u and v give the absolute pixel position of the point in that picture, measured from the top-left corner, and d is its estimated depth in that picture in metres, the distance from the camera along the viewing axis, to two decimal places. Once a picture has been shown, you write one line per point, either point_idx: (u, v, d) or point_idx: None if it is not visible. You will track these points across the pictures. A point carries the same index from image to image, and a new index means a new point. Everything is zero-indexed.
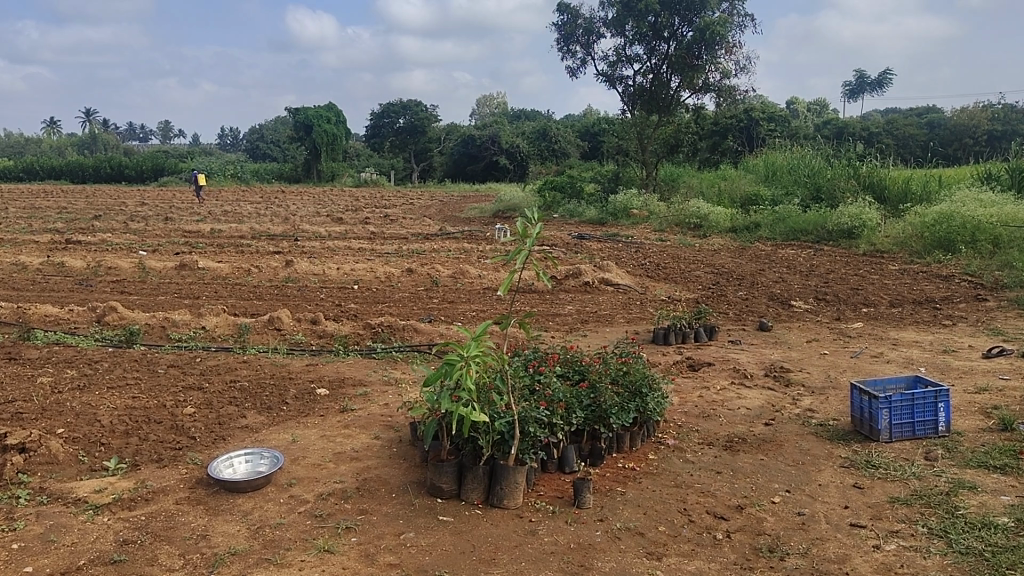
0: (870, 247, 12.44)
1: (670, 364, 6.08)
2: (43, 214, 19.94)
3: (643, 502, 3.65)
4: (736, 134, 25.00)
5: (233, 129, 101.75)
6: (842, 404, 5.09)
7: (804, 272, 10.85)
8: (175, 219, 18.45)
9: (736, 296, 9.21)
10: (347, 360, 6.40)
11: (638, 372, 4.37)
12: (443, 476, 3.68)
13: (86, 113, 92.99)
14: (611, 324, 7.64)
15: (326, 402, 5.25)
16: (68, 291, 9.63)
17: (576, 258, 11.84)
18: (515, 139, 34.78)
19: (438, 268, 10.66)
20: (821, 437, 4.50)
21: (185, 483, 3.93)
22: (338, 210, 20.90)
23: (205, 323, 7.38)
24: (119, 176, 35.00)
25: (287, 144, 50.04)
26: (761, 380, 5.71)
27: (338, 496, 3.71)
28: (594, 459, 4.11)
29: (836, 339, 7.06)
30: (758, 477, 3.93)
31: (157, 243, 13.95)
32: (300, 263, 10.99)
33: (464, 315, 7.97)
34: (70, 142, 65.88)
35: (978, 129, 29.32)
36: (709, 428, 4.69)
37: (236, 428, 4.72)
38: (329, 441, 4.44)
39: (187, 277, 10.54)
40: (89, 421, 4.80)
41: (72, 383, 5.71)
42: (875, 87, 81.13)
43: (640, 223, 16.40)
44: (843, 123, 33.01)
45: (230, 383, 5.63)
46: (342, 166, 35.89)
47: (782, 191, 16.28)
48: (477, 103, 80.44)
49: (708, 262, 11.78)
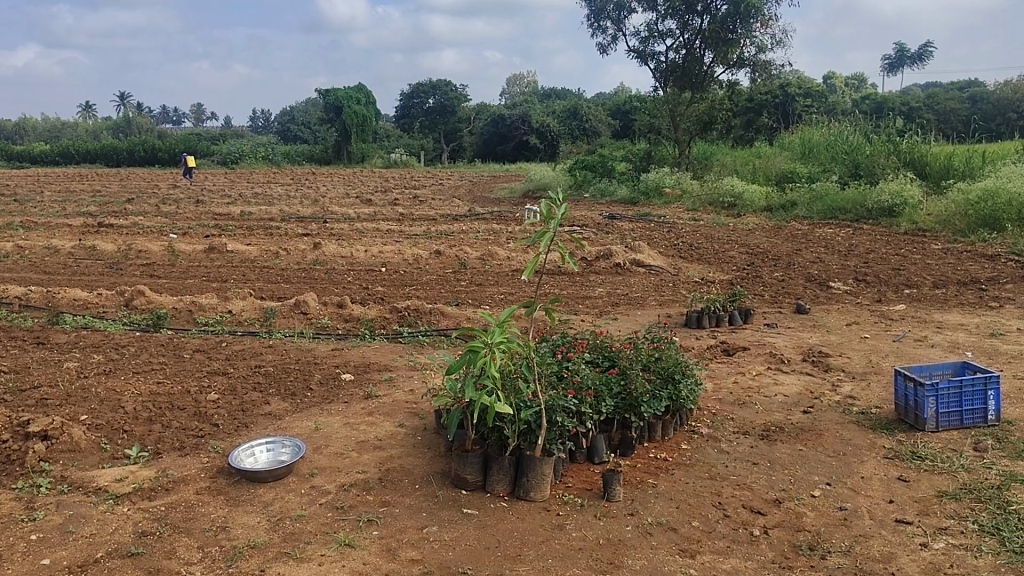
0: (911, 225, 12.11)
1: (704, 349, 5.91)
2: (77, 197, 20.15)
3: (676, 495, 3.50)
4: (772, 110, 24.53)
5: (265, 111, 102.59)
6: (886, 391, 4.89)
7: (842, 251, 10.58)
8: (206, 202, 18.51)
9: (771, 278, 8.97)
10: (373, 345, 6.31)
11: (671, 358, 4.22)
12: (468, 467, 3.55)
13: (121, 96, 93.85)
14: (642, 307, 7.48)
15: (350, 388, 5.16)
16: (97, 275, 9.65)
17: (607, 238, 11.66)
18: (546, 118, 34.43)
19: (466, 250, 10.53)
20: (863, 426, 4.31)
21: (205, 472, 3.84)
22: (367, 191, 20.81)
23: (231, 307, 7.33)
24: (153, 159, 35.31)
25: (318, 127, 50.13)
26: (798, 366, 5.52)
27: (360, 488, 3.61)
28: (624, 449, 3.96)
29: (878, 322, 6.83)
30: (797, 469, 3.75)
31: (187, 227, 13.97)
32: (328, 245, 10.92)
33: (492, 298, 7.85)
34: (106, 126, 66.66)
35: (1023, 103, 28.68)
36: (745, 416, 4.52)
37: (260, 415, 4.63)
38: (353, 429, 4.34)
39: (215, 260, 10.51)
40: (112, 407, 4.76)
41: (98, 368, 5.68)
42: (915, 62, 79.50)
43: (673, 202, 16.11)
44: (883, 98, 32.38)
45: (254, 369, 5.56)
46: (373, 147, 35.88)
47: (819, 167, 15.90)
48: (507, 82, 79.71)
49: (743, 241, 11.54)
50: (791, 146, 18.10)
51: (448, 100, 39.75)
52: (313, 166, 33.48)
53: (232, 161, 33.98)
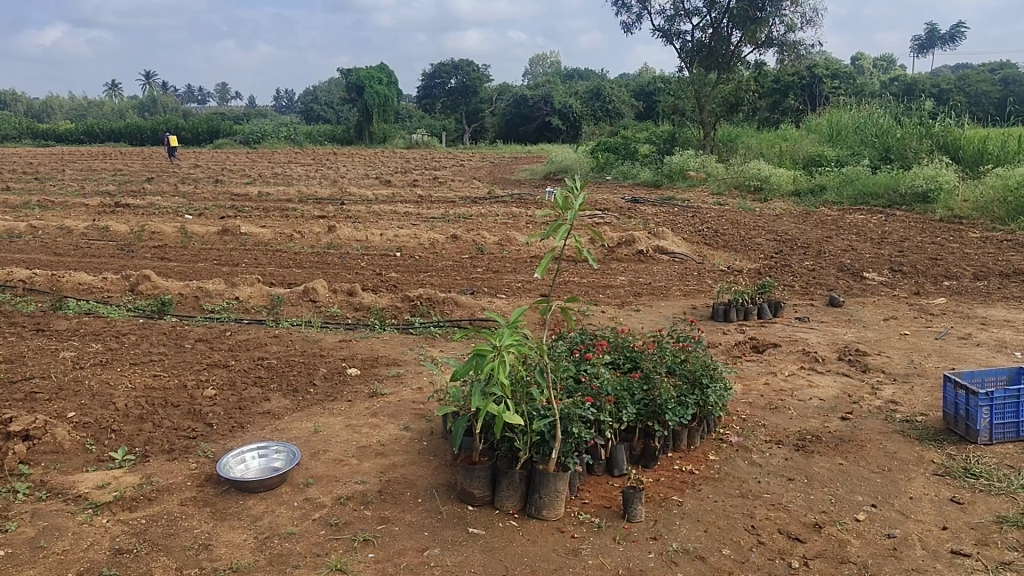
0: (946, 212, 11.61)
1: (732, 346, 5.55)
2: (97, 176, 20.05)
3: (704, 516, 3.17)
4: (798, 92, 23.91)
5: (288, 92, 103.01)
6: (931, 396, 4.52)
7: (876, 239, 10.15)
8: (224, 182, 18.29)
9: (802, 267, 8.58)
10: (383, 336, 6.03)
11: (698, 361, 3.89)
12: (475, 481, 3.24)
13: (145, 75, 94.22)
14: (667, 298, 7.12)
15: (356, 385, 4.86)
16: (107, 258, 9.42)
17: (630, 223, 11.28)
18: (569, 99, 33.88)
19: (484, 234, 10.21)
20: (909, 437, 3.96)
21: (192, 479, 3.56)
22: (387, 172, 20.52)
23: (238, 293, 7.05)
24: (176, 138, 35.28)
25: (340, 107, 49.89)
26: (834, 366, 5.16)
27: (357, 502, 3.30)
28: (646, 460, 3.64)
29: (917, 317, 6.42)
30: (838, 487, 3.40)
31: (203, 207, 13.75)
32: (343, 228, 10.62)
33: (509, 287, 7.53)
34: (131, 105, 66.81)
35: None
36: (778, 422, 4.18)
37: (257, 415, 4.34)
38: (354, 432, 4.04)
39: (228, 243, 10.26)
40: (103, 403, 4.49)
41: (95, 358, 5.42)
42: (946, 42, 77.87)
43: (698, 185, 15.68)
44: (912, 79, 31.57)
45: (256, 362, 5.27)
46: (394, 128, 35.54)
47: (847, 150, 15.39)
48: (531, 62, 79.64)
49: (771, 228, 11.12)
50: (818, 128, 17.56)
51: (470, 81, 39.78)
52: (334, 146, 33.22)
53: (254, 140, 33.77)
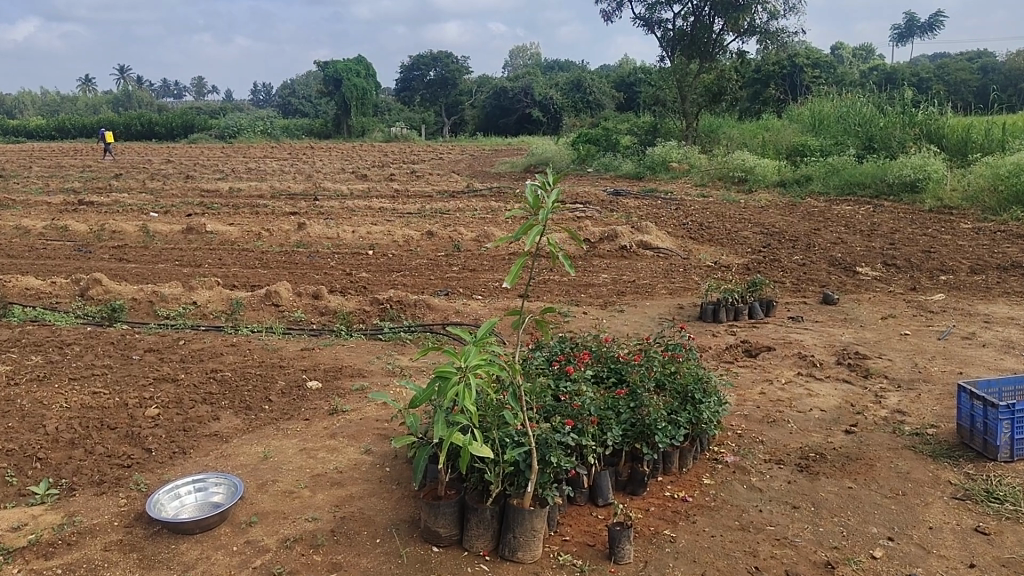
0: (936, 202, 11.32)
1: (723, 350, 5.18)
2: (65, 172, 19.42)
3: (700, 554, 2.80)
4: (779, 82, 23.61)
5: (266, 87, 102.04)
6: (940, 405, 4.16)
7: (865, 230, 9.84)
8: (196, 177, 17.72)
9: (791, 261, 8.24)
10: (349, 343, 5.61)
11: (689, 374, 3.52)
12: (440, 519, 2.83)
13: (120, 70, 92.87)
14: (652, 297, 6.75)
15: (315, 401, 4.43)
16: (63, 259, 8.92)
17: (612, 217, 10.91)
18: (549, 91, 33.42)
19: (461, 231, 9.79)
20: (921, 453, 3.60)
21: (119, 519, 3.13)
22: (365, 166, 20.04)
23: (197, 297, 6.59)
24: (150, 133, 34.49)
25: (318, 100, 49.22)
26: (833, 371, 4.81)
27: (306, 544, 2.90)
28: (633, 487, 3.25)
29: (917, 315, 6.09)
30: (849, 516, 3.04)
31: (171, 204, 13.22)
32: (313, 225, 10.16)
33: (486, 287, 7.13)
34: (105, 99, 65.83)
35: None
36: (777, 438, 3.81)
37: (203, 437, 3.91)
38: (309, 457, 3.63)
39: (194, 242, 9.78)
40: (32, 426, 4.04)
41: (32, 372, 4.97)
42: (926, 31, 77.95)
43: (680, 176, 15.32)
44: (892, 68, 31.44)
45: (209, 375, 4.83)
46: (373, 121, 34.95)
47: (831, 140, 15.09)
48: (511, 55, 79.24)
49: (757, 220, 10.78)
50: (801, 118, 17.25)
51: (450, 73, 39.31)
52: (313, 141, 32.60)
53: (230, 135, 33.07)
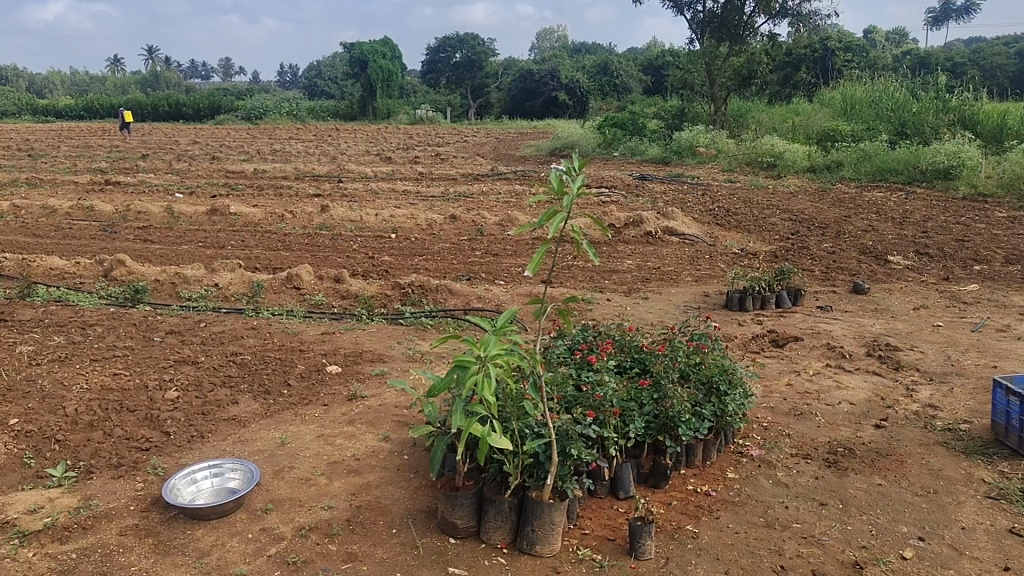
0: (970, 189, 11.07)
1: (749, 340, 5.08)
2: (93, 152, 19.57)
3: (724, 552, 2.72)
4: (810, 65, 23.22)
5: (293, 68, 102.27)
6: (974, 400, 4.04)
7: (897, 218, 9.65)
8: (221, 158, 17.78)
9: (819, 249, 8.09)
10: (370, 327, 5.57)
11: (715, 365, 3.43)
12: (457, 511, 2.78)
13: (149, 51, 93.50)
14: (677, 284, 6.65)
15: (334, 386, 4.40)
16: (88, 240, 8.97)
17: (637, 202, 10.79)
18: (576, 74, 33.14)
19: (484, 214, 9.72)
20: (954, 450, 3.49)
21: (135, 503, 3.11)
22: (389, 149, 20.00)
23: (219, 280, 6.58)
24: (177, 114, 34.68)
25: (344, 82, 49.23)
26: (863, 363, 4.69)
27: (322, 533, 2.85)
28: (656, 480, 3.18)
29: (949, 305, 5.94)
30: (878, 514, 2.94)
31: (196, 185, 13.26)
32: (337, 208, 10.14)
33: (509, 272, 7.07)
34: (135, 80, 66.33)
35: None
36: (804, 431, 3.71)
37: (221, 422, 3.89)
38: (327, 443, 3.59)
39: (218, 224, 9.79)
40: (52, 407, 4.04)
41: (55, 353, 4.98)
42: (961, 14, 76.41)
43: (707, 161, 15.13)
44: (926, 53, 30.85)
45: (228, 358, 4.81)
46: (399, 103, 34.89)
47: (862, 125, 14.81)
48: (537, 37, 78.72)
49: (786, 206, 10.60)
50: (832, 102, 16.96)
51: (476, 55, 39.13)
52: (338, 122, 32.62)
53: (256, 116, 33.16)
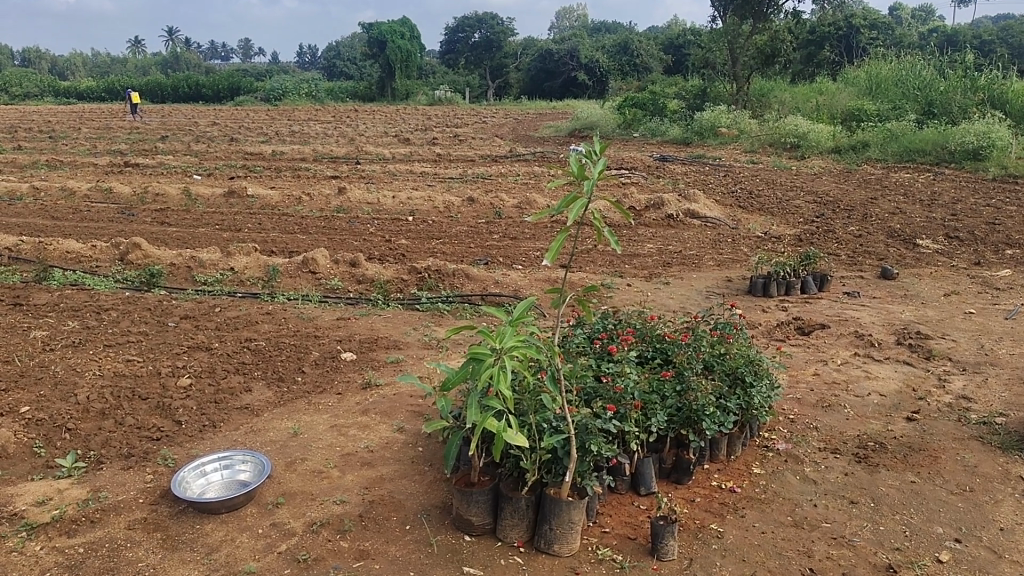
0: (1000, 170, 10.81)
1: (774, 327, 4.94)
2: (113, 134, 19.59)
3: (751, 553, 2.61)
4: (834, 44, 22.77)
5: (312, 49, 102.15)
6: (1009, 392, 3.90)
7: (925, 200, 9.42)
8: (239, 140, 17.72)
9: (845, 232, 7.90)
10: (386, 313, 5.48)
11: (740, 356, 3.32)
12: (472, 508, 2.68)
13: (169, 32, 93.62)
14: (699, 269, 6.50)
15: (348, 373, 4.32)
16: (105, 222, 8.93)
17: (658, 184, 10.61)
18: (596, 53, 32.75)
19: (503, 197, 9.59)
20: (989, 445, 3.36)
21: (145, 496, 3.04)
22: (408, 130, 19.87)
23: (234, 263, 6.51)
24: (197, 95, 34.65)
25: (363, 63, 49.02)
26: (893, 352, 4.55)
27: (334, 529, 2.77)
28: (678, 475, 3.07)
29: (981, 292, 5.76)
30: (912, 514, 2.82)
31: (213, 167, 13.20)
32: (354, 190, 10.04)
33: (527, 256, 6.96)
34: (155, 62, 66.52)
35: None
36: (832, 424, 3.59)
37: (233, 410, 3.81)
38: (340, 434, 3.51)
39: (235, 206, 9.72)
40: (63, 395, 3.98)
41: (69, 338, 4.93)
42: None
43: (729, 142, 14.89)
44: (953, 30, 30.23)
45: (242, 344, 4.74)
46: (417, 84, 34.68)
47: (887, 104, 14.51)
48: (556, 16, 78.07)
49: (810, 188, 10.39)
50: (856, 81, 16.63)
51: (495, 35, 38.80)
52: (357, 103, 32.49)
53: (275, 97, 33.09)
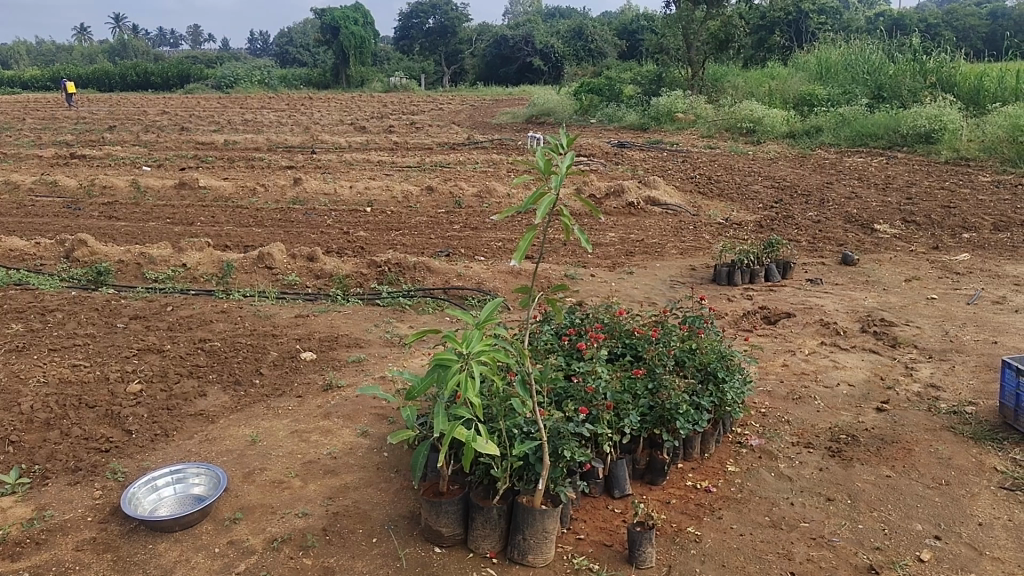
0: (952, 152, 10.93)
1: (740, 317, 4.90)
2: (57, 124, 18.97)
3: (730, 558, 2.54)
4: (785, 28, 22.91)
5: (262, 36, 100.37)
6: (977, 380, 3.90)
7: (880, 184, 9.49)
8: (190, 130, 17.28)
9: (804, 217, 7.91)
10: (346, 309, 5.33)
11: (711, 351, 3.24)
12: (442, 518, 2.57)
13: (115, 18, 91.19)
14: (662, 258, 6.45)
15: (309, 374, 4.16)
16: (50, 217, 8.59)
17: (618, 170, 10.55)
18: (550, 38, 32.59)
19: (461, 185, 9.44)
20: (961, 435, 3.34)
21: (94, 514, 2.88)
22: (363, 117, 19.58)
23: (186, 259, 6.28)
24: (146, 83, 33.77)
25: (316, 50, 48.21)
26: (859, 340, 4.53)
27: (297, 545, 2.64)
28: (653, 476, 2.99)
29: (941, 277, 5.78)
30: (890, 511, 2.78)
31: (163, 158, 12.83)
32: (309, 180, 9.81)
33: (489, 247, 6.84)
34: (101, 50, 64.80)
35: None
36: (804, 417, 3.54)
37: (188, 417, 3.65)
38: (301, 440, 3.37)
39: (186, 199, 9.43)
40: (5, 404, 3.77)
41: (11, 342, 4.69)
42: None
43: (686, 127, 14.89)
44: (899, 15, 30.64)
45: (197, 345, 4.55)
46: (371, 71, 34.21)
47: (840, 88, 14.62)
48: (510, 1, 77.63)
49: (768, 173, 10.41)
50: (809, 65, 16.74)
51: (449, 20, 38.39)
52: (311, 90, 31.92)
53: (227, 85, 32.38)
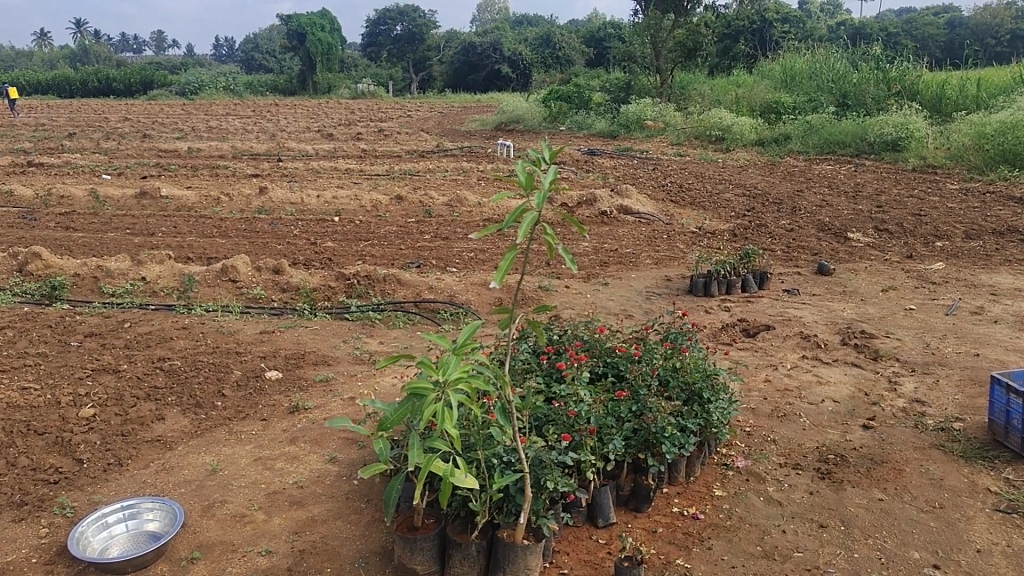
0: (919, 160, 10.98)
1: (719, 330, 4.79)
2: (16, 132, 18.48)
3: None
4: (750, 37, 23.05)
5: (227, 42, 99.36)
6: (962, 394, 3.81)
7: (850, 192, 9.49)
8: (152, 137, 16.89)
9: (777, 226, 7.85)
10: (313, 324, 5.14)
11: (696, 370, 3.10)
12: (417, 555, 2.40)
13: (77, 22, 89.74)
14: (637, 268, 6.33)
15: (274, 396, 3.97)
16: (3, 229, 8.27)
17: (589, 178, 10.45)
18: (518, 46, 32.49)
19: (430, 194, 9.27)
20: (951, 454, 3.24)
21: (39, 555, 2.67)
22: (330, 124, 19.33)
23: (146, 272, 6.04)
24: (108, 89, 33.12)
25: (282, 56, 47.67)
26: (840, 353, 4.44)
27: None
28: (637, 503, 2.85)
29: (918, 287, 5.73)
30: (885, 538, 2.66)
31: (124, 166, 12.49)
32: (275, 189, 9.57)
33: (460, 258, 6.68)
34: (61, 56, 63.61)
35: (1001, 29, 27.53)
36: (790, 435, 3.43)
37: (145, 444, 3.44)
38: (266, 468, 3.18)
39: (147, 208, 9.15)
40: None
41: None
42: None
43: (656, 135, 14.85)
44: (860, 23, 31.05)
45: (155, 365, 4.33)
46: (338, 77, 33.87)
47: (806, 96, 14.67)
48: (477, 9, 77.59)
49: (738, 181, 10.38)
50: (774, 73, 16.81)
51: (416, 27, 38.16)
52: (276, 97, 31.51)
53: (191, 91, 31.85)
